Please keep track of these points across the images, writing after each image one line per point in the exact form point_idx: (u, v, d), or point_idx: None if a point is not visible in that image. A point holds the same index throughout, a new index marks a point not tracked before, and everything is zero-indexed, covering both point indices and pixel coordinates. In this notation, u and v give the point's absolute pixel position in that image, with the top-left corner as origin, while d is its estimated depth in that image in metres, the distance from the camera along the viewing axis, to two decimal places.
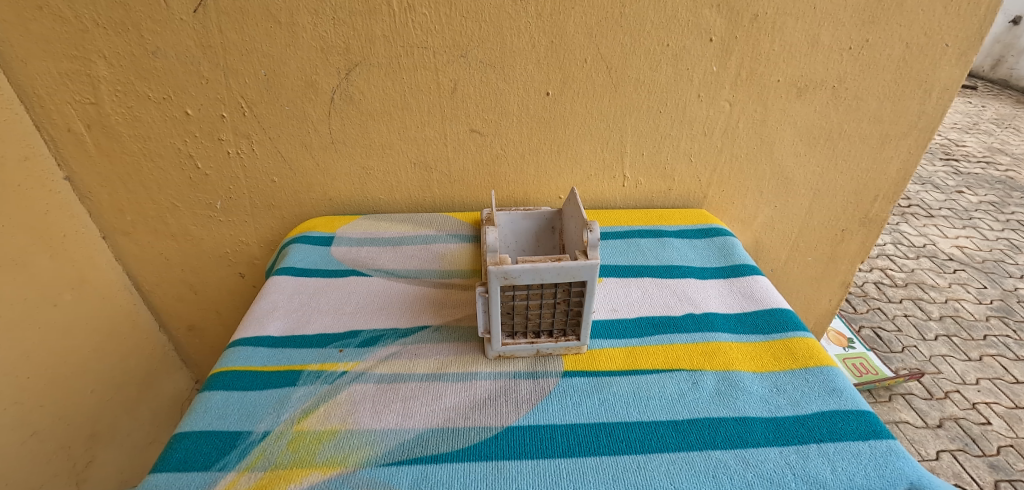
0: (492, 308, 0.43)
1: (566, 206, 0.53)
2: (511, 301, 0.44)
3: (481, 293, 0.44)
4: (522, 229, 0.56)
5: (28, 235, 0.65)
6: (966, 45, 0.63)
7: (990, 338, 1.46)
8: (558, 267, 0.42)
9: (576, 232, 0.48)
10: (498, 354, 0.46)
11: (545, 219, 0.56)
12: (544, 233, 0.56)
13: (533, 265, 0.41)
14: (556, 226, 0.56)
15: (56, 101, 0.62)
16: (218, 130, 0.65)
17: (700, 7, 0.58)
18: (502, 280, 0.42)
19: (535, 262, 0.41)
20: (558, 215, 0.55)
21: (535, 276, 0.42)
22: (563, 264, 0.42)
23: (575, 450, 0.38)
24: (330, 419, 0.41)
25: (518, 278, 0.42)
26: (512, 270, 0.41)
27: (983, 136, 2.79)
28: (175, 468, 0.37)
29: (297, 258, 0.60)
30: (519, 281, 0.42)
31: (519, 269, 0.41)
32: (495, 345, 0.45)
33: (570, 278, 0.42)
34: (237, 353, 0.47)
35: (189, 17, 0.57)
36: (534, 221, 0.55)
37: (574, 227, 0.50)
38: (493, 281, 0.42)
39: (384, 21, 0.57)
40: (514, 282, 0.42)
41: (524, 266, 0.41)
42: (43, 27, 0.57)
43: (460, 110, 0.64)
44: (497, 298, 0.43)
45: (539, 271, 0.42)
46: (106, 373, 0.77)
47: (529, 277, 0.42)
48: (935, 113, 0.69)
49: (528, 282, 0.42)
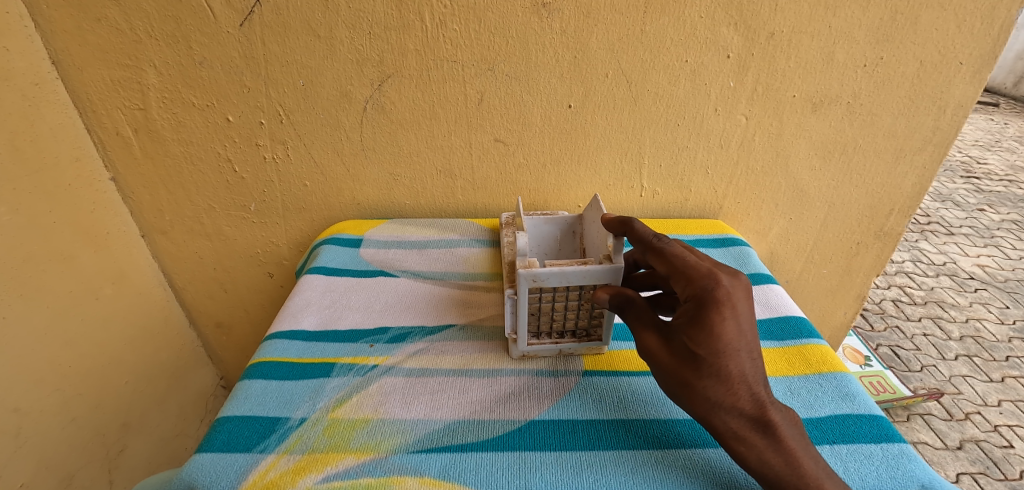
0: (521, 309, 0.45)
1: (586, 211, 0.55)
2: (539, 302, 0.46)
3: (509, 295, 0.46)
4: (545, 234, 0.58)
5: (74, 232, 0.69)
6: (980, 63, 0.64)
7: (1013, 359, 1.44)
8: (584, 271, 0.44)
9: (596, 236, 0.51)
10: (522, 354, 0.48)
11: (566, 224, 0.58)
12: (566, 238, 0.58)
13: (561, 269, 0.44)
14: (577, 230, 0.58)
15: (107, 107, 0.67)
16: (256, 135, 0.69)
17: (717, 26, 0.61)
18: (531, 282, 0.44)
19: (562, 266, 0.44)
20: (578, 219, 0.57)
21: (562, 279, 0.44)
22: (588, 269, 0.44)
23: (594, 444, 0.40)
24: (363, 408, 0.43)
25: (546, 281, 0.44)
26: (541, 273, 0.44)
27: (1006, 155, 2.76)
28: (219, 449, 0.40)
29: (328, 258, 0.63)
30: (547, 284, 0.44)
31: (547, 272, 0.44)
32: (522, 344, 0.47)
33: (595, 282, 0.45)
34: (274, 345, 0.50)
35: (235, 30, 0.61)
36: (556, 225, 0.57)
37: (594, 231, 0.52)
38: (522, 283, 0.44)
39: (417, 35, 0.61)
40: (542, 285, 0.45)
41: (552, 270, 0.44)
42: (99, 37, 0.62)
43: (485, 121, 0.67)
44: (525, 300, 0.45)
45: (566, 274, 0.44)
46: (138, 365, 0.80)
47: (556, 280, 0.44)
48: (949, 129, 0.70)
49: (555, 285, 0.45)
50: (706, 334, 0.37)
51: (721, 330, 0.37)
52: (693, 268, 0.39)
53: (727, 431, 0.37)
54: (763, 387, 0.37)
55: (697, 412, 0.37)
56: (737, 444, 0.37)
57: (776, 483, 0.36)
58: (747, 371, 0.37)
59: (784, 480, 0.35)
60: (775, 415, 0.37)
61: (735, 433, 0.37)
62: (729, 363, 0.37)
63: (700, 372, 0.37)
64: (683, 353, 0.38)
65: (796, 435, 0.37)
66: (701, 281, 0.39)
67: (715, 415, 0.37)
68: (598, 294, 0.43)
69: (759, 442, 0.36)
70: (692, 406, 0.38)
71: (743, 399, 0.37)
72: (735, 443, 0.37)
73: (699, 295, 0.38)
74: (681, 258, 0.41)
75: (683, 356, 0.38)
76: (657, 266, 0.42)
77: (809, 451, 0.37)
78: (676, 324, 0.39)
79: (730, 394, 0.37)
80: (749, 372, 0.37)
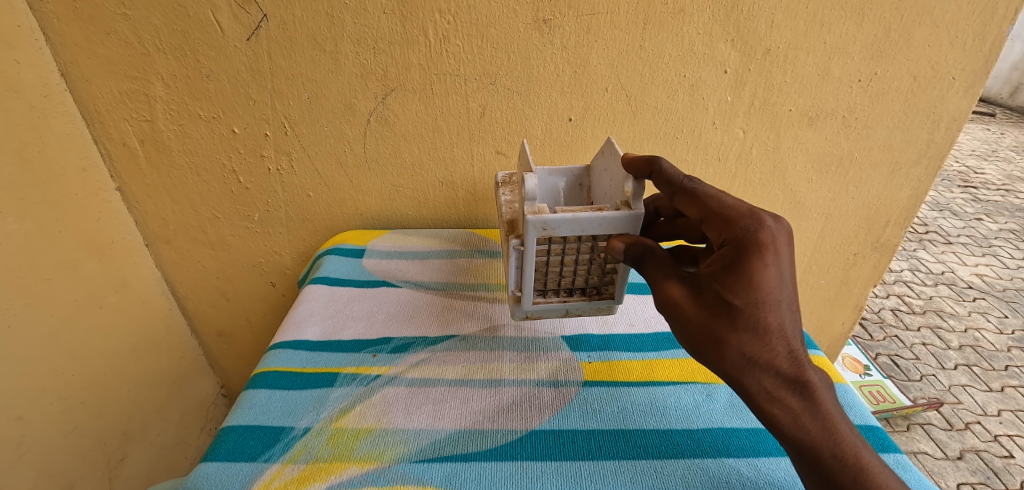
0: (527, 263, 0.46)
1: (596, 162, 0.56)
2: (546, 257, 0.48)
3: (516, 247, 0.47)
4: (552, 186, 0.58)
5: (80, 241, 0.70)
6: (973, 78, 0.66)
7: (1012, 369, 1.44)
8: (598, 219, 0.44)
9: (612, 181, 0.51)
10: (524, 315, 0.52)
11: (574, 176, 0.58)
12: (572, 191, 0.58)
13: (573, 216, 0.44)
14: (585, 183, 0.58)
15: (114, 118, 0.68)
16: (261, 147, 0.70)
17: (715, 42, 0.62)
18: (541, 230, 0.44)
19: (575, 213, 0.44)
20: (586, 171, 0.57)
21: (574, 226, 0.45)
22: (604, 216, 0.44)
23: (595, 455, 0.41)
24: (366, 418, 0.44)
25: (556, 229, 0.44)
26: (551, 221, 0.44)
27: (1003, 164, 2.78)
28: (224, 459, 0.40)
29: (331, 269, 0.64)
30: (558, 232, 0.45)
31: (558, 220, 0.44)
32: (527, 302, 0.50)
33: (609, 229, 0.45)
34: (277, 355, 0.51)
35: (242, 44, 0.62)
36: (564, 177, 0.58)
37: (607, 178, 0.53)
38: (532, 232, 0.44)
39: (420, 50, 0.62)
40: (552, 233, 0.45)
41: (564, 217, 0.44)
42: (108, 50, 0.63)
43: (487, 134, 0.68)
44: (533, 251, 0.46)
45: (579, 222, 0.44)
46: (140, 374, 0.81)
47: (568, 228, 0.45)
48: (944, 142, 0.71)
49: (567, 233, 0.45)
50: (746, 280, 0.37)
51: (762, 278, 0.37)
52: (729, 212, 0.40)
53: (761, 390, 0.38)
54: (800, 345, 0.38)
55: (729, 369, 0.38)
56: (772, 406, 0.37)
57: (812, 448, 0.36)
58: (786, 324, 0.37)
59: (820, 445, 0.36)
60: (812, 375, 0.37)
61: (768, 393, 0.37)
62: (768, 314, 0.37)
63: (735, 322, 0.38)
64: (717, 303, 0.39)
65: (831, 399, 0.38)
66: (741, 225, 0.39)
67: (750, 372, 0.38)
68: (612, 243, 0.44)
69: (796, 404, 0.37)
70: (723, 365, 0.39)
71: (779, 356, 0.37)
72: (768, 403, 0.37)
73: (739, 240, 0.38)
74: (716, 202, 0.41)
75: (717, 306, 0.38)
76: (687, 209, 0.43)
77: (843, 414, 0.37)
78: (711, 272, 0.40)
79: (766, 348, 0.37)
80: (788, 325, 0.38)
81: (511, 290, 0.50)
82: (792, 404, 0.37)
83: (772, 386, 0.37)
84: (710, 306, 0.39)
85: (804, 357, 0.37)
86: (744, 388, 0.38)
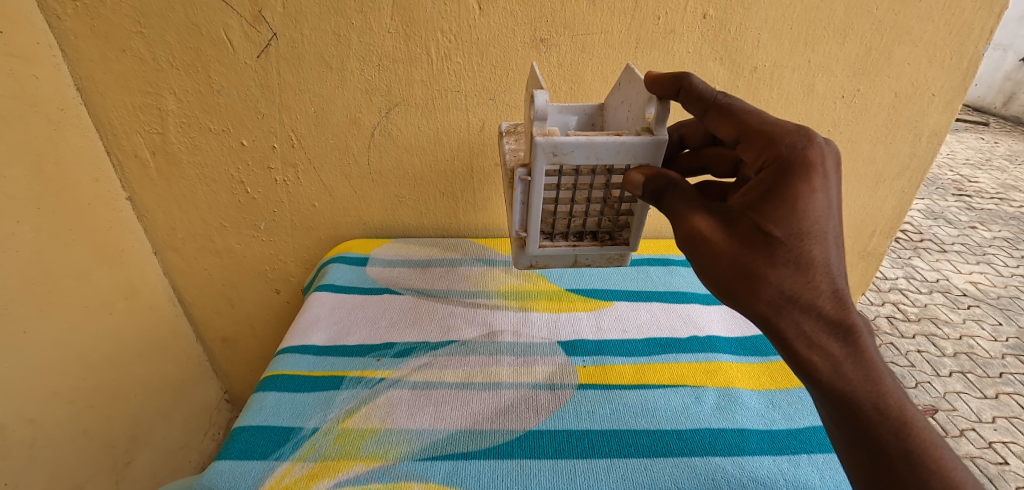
0: (533, 196, 0.43)
1: (610, 97, 0.50)
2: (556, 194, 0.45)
3: (522, 178, 0.43)
4: (562, 126, 0.51)
5: (92, 249, 0.72)
6: (951, 94, 0.69)
7: (1007, 376, 1.47)
8: (616, 144, 0.40)
9: (631, 111, 0.45)
10: (529, 264, 0.49)
11: (586, 116, 0.52)
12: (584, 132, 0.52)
13: (589, 140, 0.40)
14: (597, 124, 0.52)
15: (127, 131, 0.71)
16: (268, 159, 0.73)
17: (705, 60, 0.65)
18: (552, 156, 0.40)
19: (590, 136, 0.39)
20: (598, 110, 0.52)
21: (589, 153, 0.40)
22: (622, 140, 0.40)
23: (589, 453, 0.43)
24: (371, 419, 0.46)
25: (568, 154, 0.40)
26: (564, 144, 0.39)
27: (997, 173, 2.82)
28: (236, 457, 0.42)
29: (336, 276, 0.66)
30: (570, 158, 0.40)
31: (571, 144, 0.40)
32: (533, 244, 0.46)
33: (628, 158, 0.41)
34: (286, 360, 0.53)
35: (252, 61, 0.65)
36: (575, 115, 0.51)
37: (625, 111, 0.47)
38: (541, 157, 0.40)
39: (423, 67, 0.65)
40: (565, 160, 0.41)
41: (578, 141, 0.39)
42: (123, 66, 0.66)
43: (486, 147, 0.71)
44: (541, 181, 0.42)
45: (594, 147, 0.40)
46: (147, 378, 0.83)
47: (582, 154, 0.40)
48: (925, 155, 0.74)
49: (580, 160, 0.41)
50: (789, 210, 0.32)
51: (807, 205, 0.32)
52: (772, 126, 0.34)
53: (799, 335, 0.35)
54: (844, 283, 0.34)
55: (766, 309, 0.34)
56: (811, 352, 0.35)
57: (851, 396, 0.35)
58: (831, 258, 0.33)
59: (860, 394, 0.35)
60: (856, 319, 0.35)
61: (807, 338, 0.35)
62: (812, 248, 0.33)
63: (772, 258, 0.33)
64: (751, 235, 0.34)
65: (872, 343, 0.36)
66: (786, 141, 0.33)
67: (789, 314, 0.34)
68: (631, 174, 0.39)
69: (837, 350, 0.35)
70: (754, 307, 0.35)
71: (822, 298, 0.34)
72: (806, 348, 0.35)
73: (783, 159, 0.33)
74: (755, 117, 0.35)
75: (752, 239, 0.34)
76: (720, 129, 0.37)
77: (884, 362, 0.36)
78: (745, 200, 0.34)
79: (808, 287, 0.34)
80: (834, 259, 0.33)
81: (515, 232, 0.46)
82: (833, 351, 0.35)
83: (812, 330, 0.35)
84: (744, 240, 0.34)
85: (849, 297, 0.34)
86: (780, 332, 0.35)
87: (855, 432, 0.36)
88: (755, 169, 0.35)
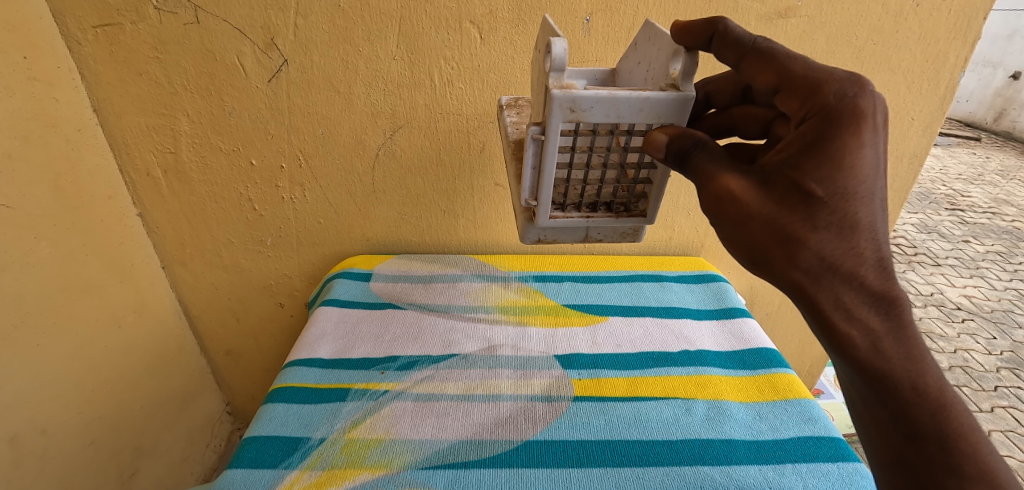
0: (546, 163, 0.40)
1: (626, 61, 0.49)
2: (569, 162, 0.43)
3: (535, 137, 0.40)
4: None
5: (104, 264, 0.74)
6: (930, 118, 0.72)
7: (1002, 389, 1.49)
8: (639, 100, 0.38)
9: (652, 69, 0.44)
10: (536, 239, 0.48)
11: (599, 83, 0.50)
12: None
13: (610, 94, 0.37)
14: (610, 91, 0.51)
15: (141, 150, 0.73)
16: (276, 178, 0.75)
17: None
18: (570, 111, 0.38)
19: (612, 89, 0.37)
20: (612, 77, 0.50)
21: (609, 108, 0.38)
22: (646, 96, 0.38)
23: (583, 462, 0.45)
24: (376, 429, 0.48)
25: (587, 111, 0.38)
26: (583, 99, 0.37)
27: (988, 188, 2.87)
28: (248, 466, 0.44)
29: (341, 291, 0.68)
30: (589, 115, 0.38)
31: (592, 98, 0.37)
32: (543, 215, 0.44)
33: (649, 116, 0.39)
34: (293, 372, 0.55)
35: (264, 85, 0.68)
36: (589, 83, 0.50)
37: (642, 71, 0.46)
38: (558, 113, 0.38)
39: (426, 92, 0.68)
40: (583, 117, 0.38)
41: (599, 95, 0.37)
42: (139, 89, 0.68)
43: (486, 168, 0.74)
44: (556, 141, 0.39)
45: (616, 102, 0.37)
46: (152, 390, 0.84)
47: (602, 110, 0.38)
48: (907, 176, 0.77)
49: (600, 117, 0.38)
50: (836, 166, 0.31)
51: (854, 162, 0.31)
52: (817, 74, 0.32)
53: (838, 307, 0.34)
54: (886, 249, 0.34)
55: (805, 276, 0.34)
56: (850, 326, 0.35)
57: (890, 372, 0.36)
58: (877, 221, 0.32)
59: (899, 371, 0.36)
60: (897, 291, 0.34)
61: (847, 310, 0.35)
62: (857, 209, 0.32)
63: (814, 222, 0.32)
64: (790, 192, 0.32)
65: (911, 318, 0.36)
66: (833, 90, 0.31)
67: (830, 284, 0.34)
68: (652, 135, 0.37)
69: (877, 324, 0.35)
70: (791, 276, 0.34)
71: (865, 267, 0.33)
72: (844, 321, 0.35)
73: (830, 109, 0.31)
74: (798, 63, 0.34)
75: (790, 197, 0.32)
76: (758, 76, 0.35)
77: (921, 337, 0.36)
78: (783, 154, 0.33)
79: (850, 253, 0.33)
80: (879, 222, 0.32)
81: (524, 201, 0.44)
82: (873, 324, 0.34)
83: (851, 301, 0.34)
84: (781, 198, 0.32)
85: (892, 266, 0.33)
86: (817, 303, 0.34)
87: (883, 403, 0.37)
88: (793, 121, 0.34)
